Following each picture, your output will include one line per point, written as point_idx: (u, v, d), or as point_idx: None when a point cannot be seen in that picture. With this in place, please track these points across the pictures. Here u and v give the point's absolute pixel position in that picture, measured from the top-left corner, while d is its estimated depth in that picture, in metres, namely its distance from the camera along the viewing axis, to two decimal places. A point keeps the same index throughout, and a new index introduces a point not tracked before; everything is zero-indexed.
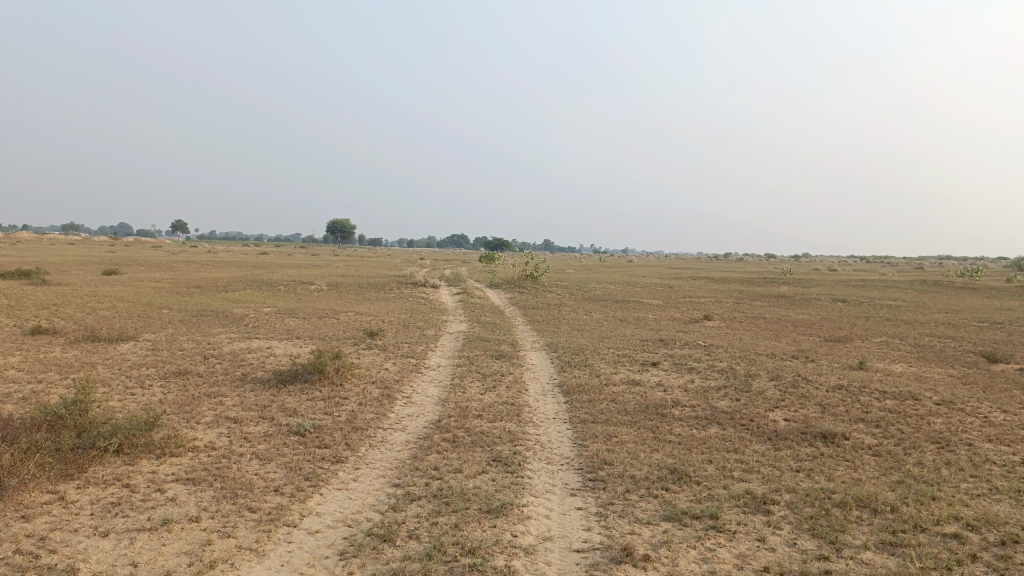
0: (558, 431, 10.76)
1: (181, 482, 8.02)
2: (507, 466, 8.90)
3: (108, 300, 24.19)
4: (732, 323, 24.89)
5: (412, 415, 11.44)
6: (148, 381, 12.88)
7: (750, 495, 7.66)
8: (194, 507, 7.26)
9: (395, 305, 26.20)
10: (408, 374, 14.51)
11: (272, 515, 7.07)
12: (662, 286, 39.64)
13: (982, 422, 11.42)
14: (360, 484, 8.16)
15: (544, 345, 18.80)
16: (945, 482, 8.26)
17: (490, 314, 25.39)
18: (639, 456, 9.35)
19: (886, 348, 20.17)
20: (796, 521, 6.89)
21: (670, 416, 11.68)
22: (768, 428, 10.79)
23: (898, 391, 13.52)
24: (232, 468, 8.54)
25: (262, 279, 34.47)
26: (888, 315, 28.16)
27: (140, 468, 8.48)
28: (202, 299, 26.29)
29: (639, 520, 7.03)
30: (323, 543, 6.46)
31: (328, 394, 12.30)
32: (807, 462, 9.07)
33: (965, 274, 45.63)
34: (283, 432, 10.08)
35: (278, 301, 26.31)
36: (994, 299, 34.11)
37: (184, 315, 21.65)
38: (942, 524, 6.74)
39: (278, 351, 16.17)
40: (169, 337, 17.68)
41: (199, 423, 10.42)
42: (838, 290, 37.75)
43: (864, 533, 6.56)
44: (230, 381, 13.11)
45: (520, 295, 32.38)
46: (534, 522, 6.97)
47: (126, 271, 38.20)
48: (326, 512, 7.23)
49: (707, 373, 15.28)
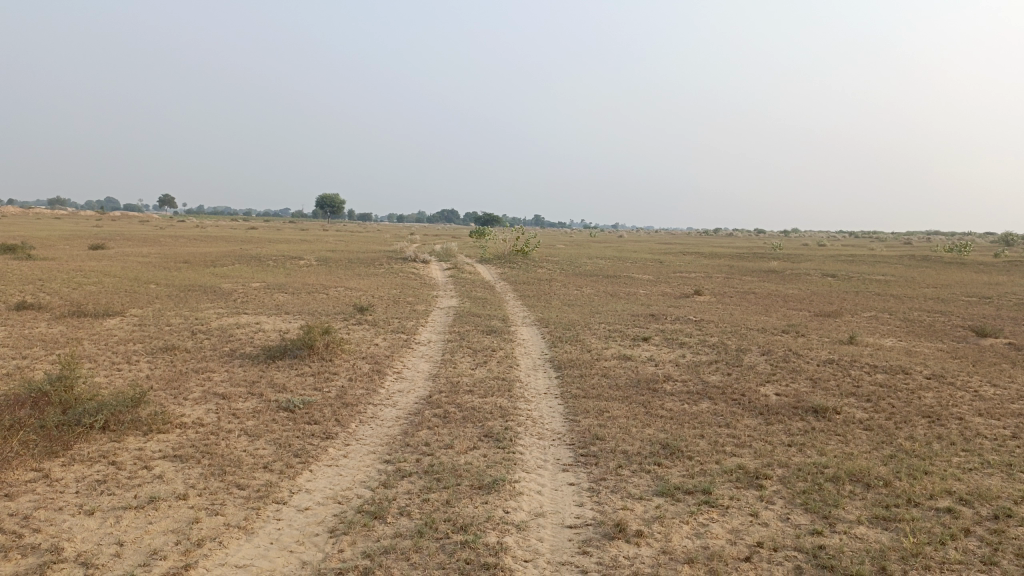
0: (549, 406, 10.69)
1: (168, 459, 7.93)
2: (499, 442, 8.83)
3: (95, 275, 23.88)
4: (722, 298, 24.86)
5: (402, 391, 11.36)
6: (134, 357, 12.72)
7: (743, 470, 7.62)
8: (180, 484, 7.16)
9: (385, 280, 26.02)
10: (399, 349, 14.41)
11: (260, 492, 6.98)
12: (652, 261, 39.58)
13: (973, 396, 11.43)
14: (350, 460, 8.08)
15: (534, 320, 18.70)
16: (937, 456, 8.25)
17: (481, 289, 25.27)
18: (631, 431, 9.30)
19: (876, 322, 20.20)
20: (789, 496, 6.86)
21: (662, 391, 11.64)
22: (760, 403, 10.77)
23: (889, 366, 13.52)
24: (220, 445, 8.44)
25: (250, 254, 34.15)
26: (878, 289, 28.21)
27: (127, 445, 8.38)
28: (189, 274, 26.04)
29: (631, 495, 6.99)
30: (313, 520, 6.39)
31: (318, 369, 12.19)
32: (799, 437, 9.04)
33: (954, 249, 45.79)
34: (272, 408, 9.98)
35: (267, 276, 26.08)
36: (983, 274, 34.23)
37: (171, 290, 21.41)
38: (935, 498, 6.72)
39: (266, 326, 16.01)
40: (156, 313, 17.47)
41: (186, 399, 10.31)
42: (827, 265, 37.81)
43: (857, 507, 6.53)
44: (218, 357, 12.97)
45: (510, 271, 32.24)
46: (526, 498, 6.90)
47: (112, 245, 37.74)
48: (315, 488, 7.15)
49: (698, 348, 15.24)
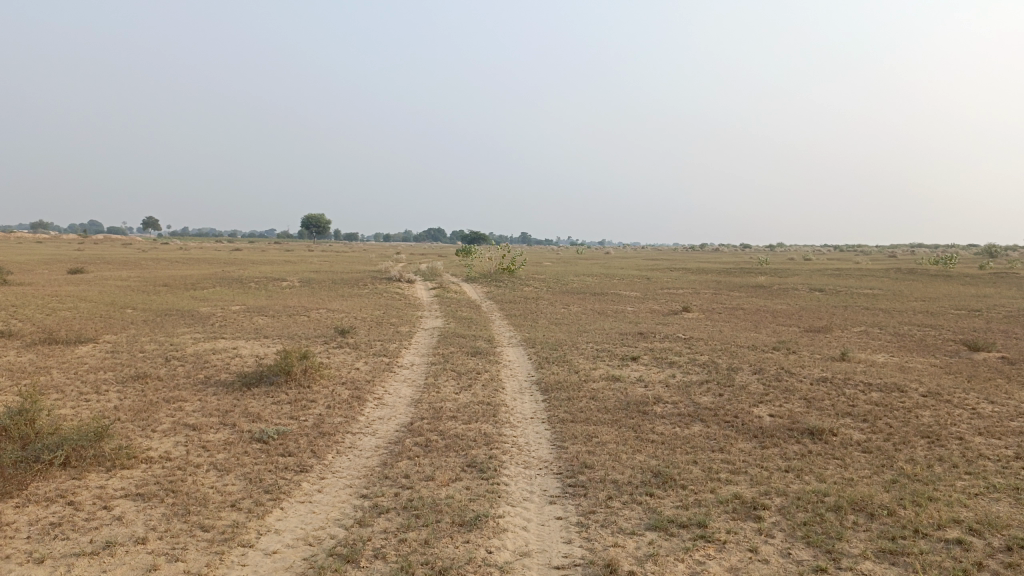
0: (536, 432, 10.29)
1: (130, 498, 7.45)
2: (482, 472, 8.40)
3: (70, 300, 23.30)
4: (711, 315, 24.57)
5: (383, 418, 10.90)
6: (104, 386, 12.20)
7: (739, 500, 7.23)
8: (141, 527, 6.69)
9: (369, 302, 25.59)
10: (381, 374, 13.95)
11: (226, 534, 6.52)
12: (639, 278, 39.37)
13: (971, 414, 11.12)
14: (325, 495, 7.63)
15: (521, 341, 18.30)
16: (940, 480, 7.90)
17: (466, 309, 24.86)
18: (621, 458, 8.90)
19: (867, 337, 19.94)
20: (789, 528, 6.48)
21: (652, 414, 11.24)
22: (754, 425, 10.40)
23: (883, 383, 13.19)
24: (186, 481, 7.96)
25: (232, 276, 33.59)
26: (867, 304, 28.00)
27: (88, 483, 7.88)
28: (168, 298, 25.48)
29: (622, 530, 6.58)
30: (280, 565, 5.93)
31: (295, 397, 11.72)
32: (796, 462, 8.66)
33: (938, 261, 45.80)
34: (244, 439, 9.51)
35: (248, 299, 25.58)
36: (970, 286, 34.14)
37: (148, 315, 20.88)
38: (944, 529, 6.34)
39: (244, 351, 15.54)
40: (130, 339, 16.93)
41: (155, 432, 9.81)
42: (815, 280, 37.67)
43: (861, 540, 6.15)
44: (191, 385, 12.47)
45: (497, 289, 31.88)
46: (510, 536, 6.48)
47: (91, 270, 37.07)
48: (286, 529, 6.69)
49: (688, 367, 14.88)
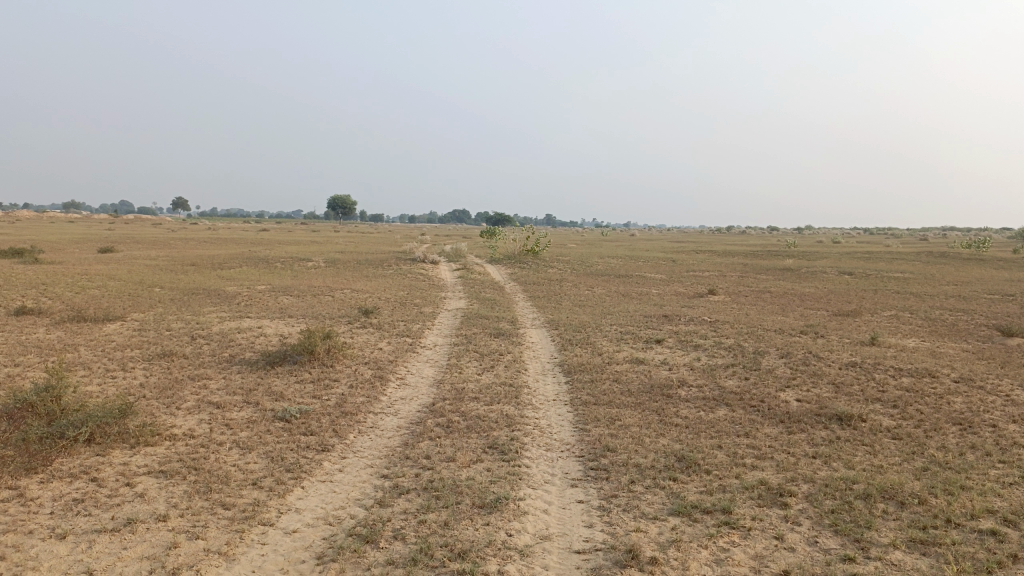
0: (558, 414, 10.20)
1: (153, 475, 7.48)
2: (504, 454, 8.33)
3: (99, 279, 23.57)
4: (737, 298, 24.26)
5: (405, 398, 10.88)
6: (130, 364, 12.30)
7: (765, 487, 7.08)
8: (162, 504, 6.72)
9: (393, 282, 25.59)
10: (404, 354, 13.93)
11: (247, 513, 6.52)
12: (665, 261, 39.01)
13: (1005, 401, 10.83)
14: (346, 475, 7.61)
15: (544, 322, 18.20)
16: (972, 468, 7.69)
17: (490, 290, 24.75)
18: (644, 441, 8.78)
19: (897, 322, 19.57)
20: (816, 516, 6.33)
21: (676, 397, 11.10)
22: (780, 410, 10.22)
23: (915, 368, 12.91)
24: (209, 459, 7.98)
25: (258, 256, 33.80)
26: (897, 288, 27.45)
27: (112, 459, 7.93)
28: (195, 277, 25.69)
29: (644, 515, 6.48)
30: (300, 544, 5.91)
31: (318, 376, 11.74)
32: (824, 448, 8.49)
33: (971, 245, 44.79)
34: (267, 418, 9.52)
35: (273, 278, 25.70)
36: (1004, 271, 33.38)
37: (175, 294, 21.06)
38: (978, 519, 6.15)
39: (268, 330, 15.60)
40: (157, 317, 17.08)
41: (178, 409, 9.88)
42: (844, 263, 37.08)
43: (891, 529, 5.99)
44: (216, 363, 12.55)
45: (521, 271, 31.76)
46: (531, 519, 6.41)
47: (120, 248, 37.50)
48: (306, 508, 6.68)
49: (714, 350, 14.68)
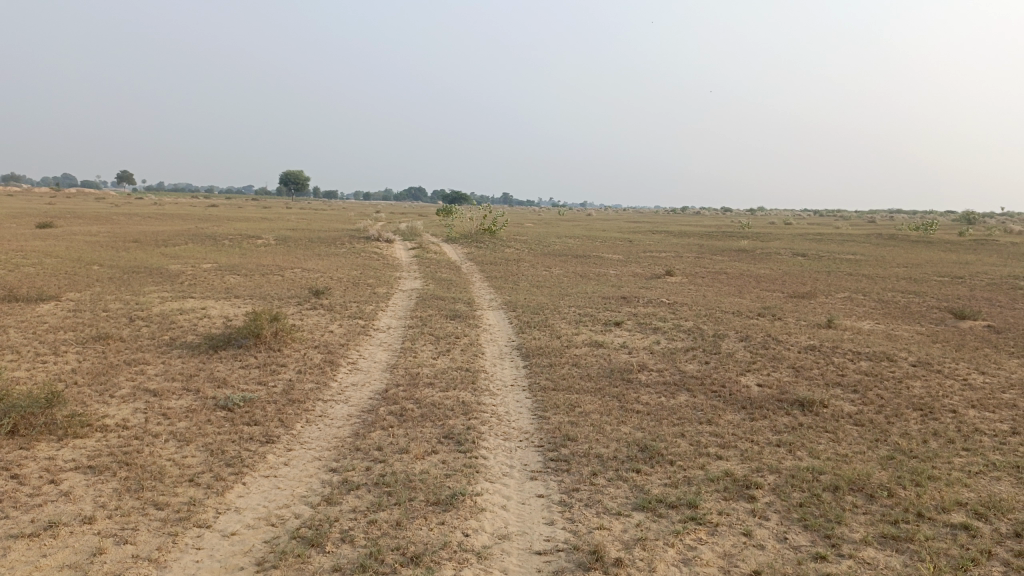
0: (516, 400, 9.86)
1: (81, 471, 6.93)
2: (460, 445, 7.96)
3: (34, 256, 22.43)
4: (694, 279, 24.18)
5: (356, 385, 10.42)
6: (62, 348, 11.58)
7: (731, 478, 6.83)
8: (89, 505, 6.18)
9: (346, 261, 24.91)
10: (355, 337, 13.42)
11: (182, 513, 6.04)
12: (622, 241, 38.87)
13: (962, 385, 10.83)
14: (291, 469, 7.15)
15: (501, 304, 17.82)
16: (937, 457, 7.58)
17: (446, 270, 24.25)
18: (605, 430, 8.49)
19: (851, 304, 19.69)
20: (785, 510, 6.11)
21: (637, 382, 10.85)
22: (742, 396, 10.03)
23: (872, 352, 12.87)
24: (143, 453, 7.44)
25: (205, 233, 32.62)
26: (850, 269, 27.69)
27: (36, 453, 7.34)
28: (138, 254, 24.61)
29: (608, 511, 6.18)
30: (238, 548, 5.47)
31: (264, 360, 11.19)
32: (788, 435, 8.31)
33: (920, 227, 45.55)
34: (208, 407, 8.98)
35: (221, 257, 24.76)
36: (951, 253, 34.04)
37: (114, 273, 20.09)
38: (948, 512, 6.00)
39: (213, 311, 14.93)
40: (95, 297, 16.24)
41: (112, 397, 9.27)
42: (797, 244, 37.42)
43: (862, 524, 5.80)
44: (155, 347, 11.90)
45: (477, 250, 31.27)
46: (488, 516, 6.05)
47: (59, 224, 35.86)
48: (247, 507, 6.22)
49: (673, 333, 14.48)
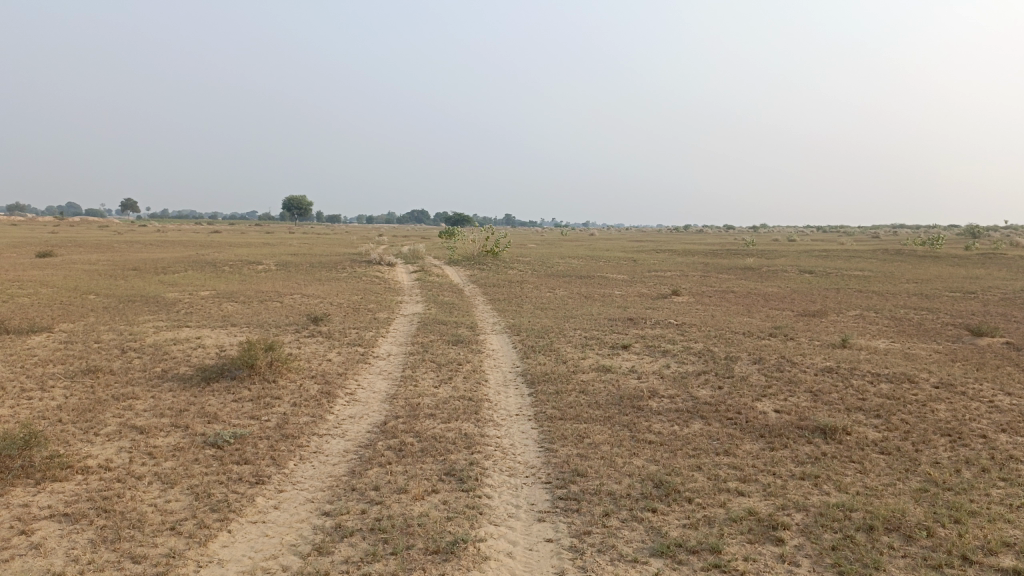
0: (522, 431, 9.37)
1: (56, 520, 6.45)
2: (462, 483, 7.46)
3: (30, 286, 22.05)
4: (701, 299, 23.68)
5: (354, 417, 9.92)
6: (49, 382, 11.13)
7: (755, 518, 6.33)
8: (61, 559, 5.70)
9: (348, 286, 24.52)
10: (354, 366, 12.95)
11: (160, 568, 5.55)
12: (626, 260, 38.39)
13: (989, 407, 10.30)
14: (282, 513, 6.67)
15: (504, 327, 17.35)
16: (973, 488, 7.07)
17: (449, 294, 23.81)
18: (617, 463, 7.98)
19: (864, 322, 19.16)
20: (817, 555, 5.61)
21: (648, 410, 10.33)
22: (759, 423, 9.51)
23: (892, 373, 12.34)
24: (124, 498, 6.95)
25: (205, 259, 32.25)
26: (859, 286, 27.17)
27: (9, 499, 6.86)
28: (135, 282, 24.23)
29: (623, 558, 5.68)
30: None
31: (258, 393, 10.72)
32: (811, 467, 7.79)
33: (925, 241, 45.11)
34: (196, 445, 8.48)
35: (219, 283, 24.36)
36: (961, 267, 33.51)
37: (110, 302, 19.68)
38: (994, 554, 5.50)
39: (208, 341, 14.49)
40: (88, 328, 15.81)
41: (97, 436, 8.79)
42: (804, 261, 36.93)
43: (902, 570, 5.30)
44: (146, 380, 11.43)
45: (480, 272, 30.87)
46: (493, 566, 5.57)
47: (60, 253, 35.56)
48: (231, 558, 5.74)
49: (683, 356, 13.97)
